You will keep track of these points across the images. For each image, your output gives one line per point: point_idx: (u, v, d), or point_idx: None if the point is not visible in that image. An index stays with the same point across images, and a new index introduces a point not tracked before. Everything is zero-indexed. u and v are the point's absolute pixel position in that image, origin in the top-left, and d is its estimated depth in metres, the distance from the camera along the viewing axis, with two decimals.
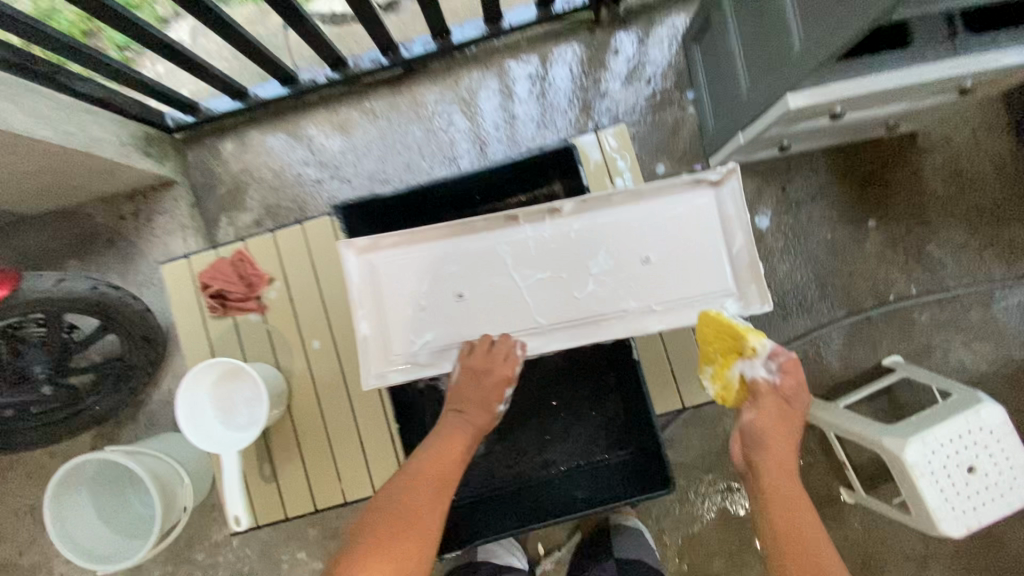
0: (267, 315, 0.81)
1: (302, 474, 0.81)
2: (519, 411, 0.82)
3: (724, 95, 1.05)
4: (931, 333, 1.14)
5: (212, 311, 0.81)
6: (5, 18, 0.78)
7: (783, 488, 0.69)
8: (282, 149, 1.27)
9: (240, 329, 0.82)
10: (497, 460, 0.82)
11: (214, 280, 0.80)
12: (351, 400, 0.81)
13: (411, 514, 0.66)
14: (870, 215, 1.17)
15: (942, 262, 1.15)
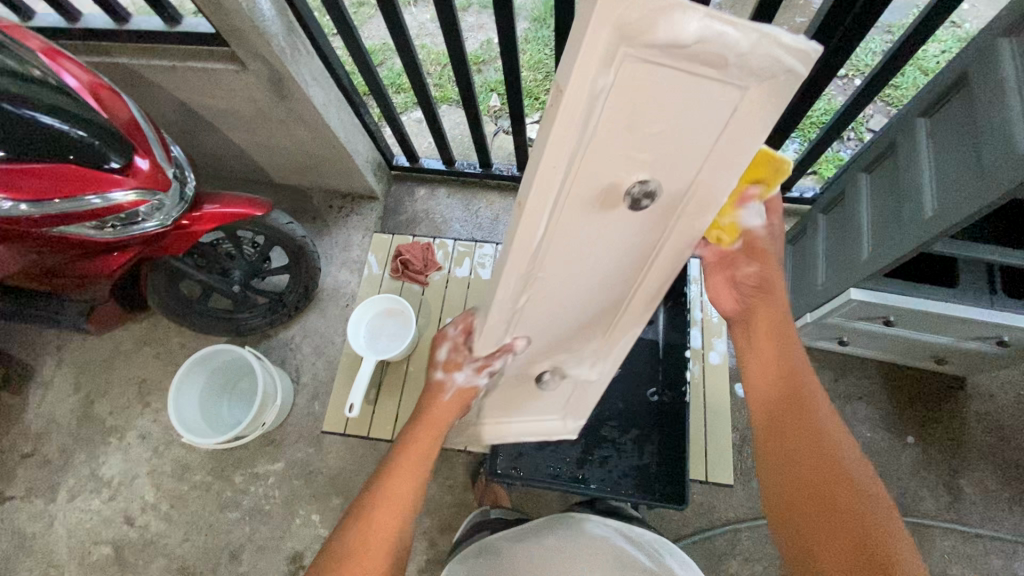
0: (426, 289, 1.15)
1: (395, 406, 1.06)
2: (576, 431, 1.02)
3: (803, 285, 1.33)
4: (950, 562, 1.20)
5: (394, 271, 1.16)
6: (361, 54, 1.28)
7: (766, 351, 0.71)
8: (457, 205, 1.67)
9: (404, 291, 1.15)
10: (544, 459, 1.00)
11: (408, 254, 1.17)
12: None
13: (369, 516, 0.65)
14: (911, 431, 1.30)
15: (972, 499, 1.24)
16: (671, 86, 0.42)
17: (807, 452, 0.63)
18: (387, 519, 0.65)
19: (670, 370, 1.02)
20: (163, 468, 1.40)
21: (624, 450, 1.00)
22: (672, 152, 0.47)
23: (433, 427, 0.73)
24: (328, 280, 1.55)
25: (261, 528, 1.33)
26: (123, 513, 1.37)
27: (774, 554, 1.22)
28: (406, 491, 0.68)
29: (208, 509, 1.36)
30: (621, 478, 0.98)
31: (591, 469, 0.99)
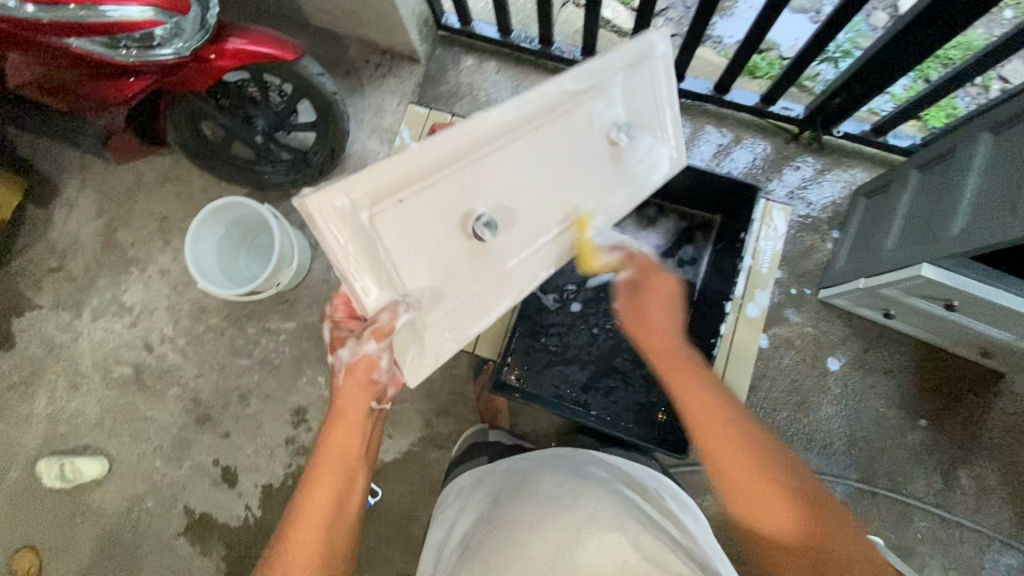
0: None
1: None
2: (591, 360, 1.01)
3: (866, 248, 1.21)
4: (921, 541, 1.22)
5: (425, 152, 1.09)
6: None
7: (717, 435, 0.68)
8: (505, 84, 1.49)
9: None
10: (550, 378, 1.01)
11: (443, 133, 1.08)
12: None
13: (316, 514, 0.70)
14: (925, 415, 1.26)
15: (963, 493, 1.23)
16: (413, 239, 0.67)
17: (803, 533, 0.63)
18: (316, 519, 0.69)
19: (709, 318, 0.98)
20: (182, 306, 1.44)
21: (632, 385, 1.00)
22: (413, 235, 0.67)
23: (340, 458, 0.73)
24: (356, 145, 1.45)
25: (269, 378, 1.40)
26: (143, 339, 1.44)
27: None
28: (329, 493, 0.71)
29: (221, 352, 1.41)
30: (623, 415, 1.00)
31: (594, 397, 1.00)
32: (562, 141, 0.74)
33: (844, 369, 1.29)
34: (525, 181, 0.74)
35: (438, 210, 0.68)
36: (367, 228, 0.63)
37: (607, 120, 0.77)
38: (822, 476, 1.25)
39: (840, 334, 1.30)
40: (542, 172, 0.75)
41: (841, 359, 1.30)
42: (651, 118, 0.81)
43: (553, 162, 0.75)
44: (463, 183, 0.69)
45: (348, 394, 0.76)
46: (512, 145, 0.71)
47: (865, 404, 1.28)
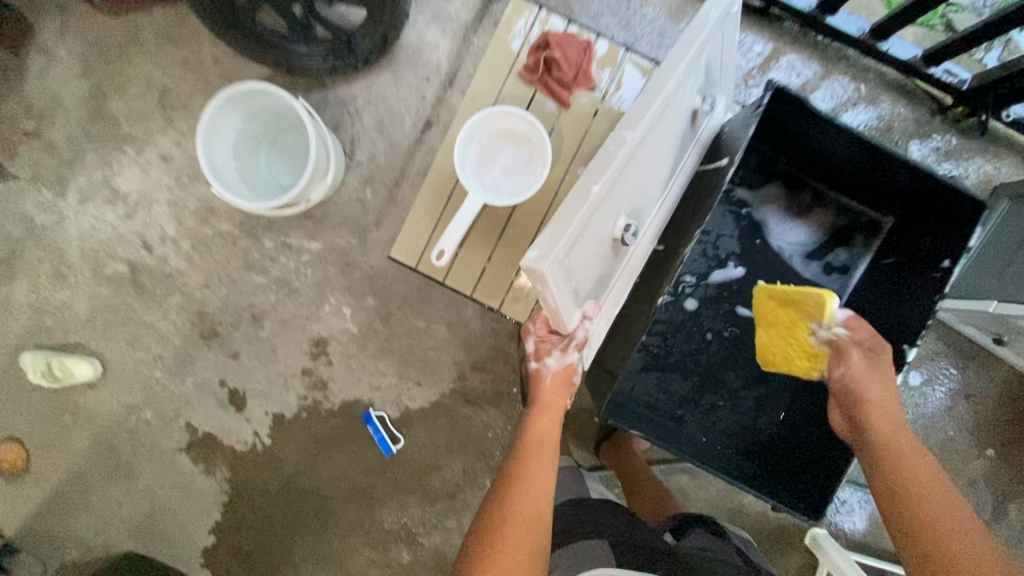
0: (564, 111, 0.91)
1: (479, 256, 0.93)
2: (698, 370, 0.93)
3: (995, 260, 1.01)
4: None
5: (529, 70, 0.90)
6: None
7: (928, 511, 0.69)
8: None
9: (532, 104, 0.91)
10: (651, 384, 0.92)
11: (557, 52, 0.88)
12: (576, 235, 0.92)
13: (530, 485, 0.72)
14: (994, 445, 1.18)
15: (1009, 528, 1.18)
16: (587, 259, 0.68)
17: None
18: (532, 491, 0.71)
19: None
20: (186, 203, 1.22)
21: (738, 405, 0.93)
22: (590, 251, 0.68)
23: (543, 459, 0.75)
24: (411, 32, 1.16)
25: (286, 301, 1.23)
26: (140, 236, 1.24)
27: None
28: (543, 466, 0.74)
29: (232, 264, 1.23)
30: (724, 433, 0.94)
31: (692, 412, 0.92)
32: (673, 120, 0.73)
33: (923, 385, 1.18)
34: (653, 185, 0.77)
35: (608, 227, 0.70)
36: (569, 254, 0.60)
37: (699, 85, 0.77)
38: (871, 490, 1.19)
39: (929, 349, 1.18)
40: (662, 162, 0.76)
41: (924, 375, 1.18)
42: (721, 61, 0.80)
43: (666, 150, 0.76)
44: (626, 196, 0.70)
45: (551, 392, 0.83)
46: (656, 145, 0.71)
47: (933, 424, 1.18)
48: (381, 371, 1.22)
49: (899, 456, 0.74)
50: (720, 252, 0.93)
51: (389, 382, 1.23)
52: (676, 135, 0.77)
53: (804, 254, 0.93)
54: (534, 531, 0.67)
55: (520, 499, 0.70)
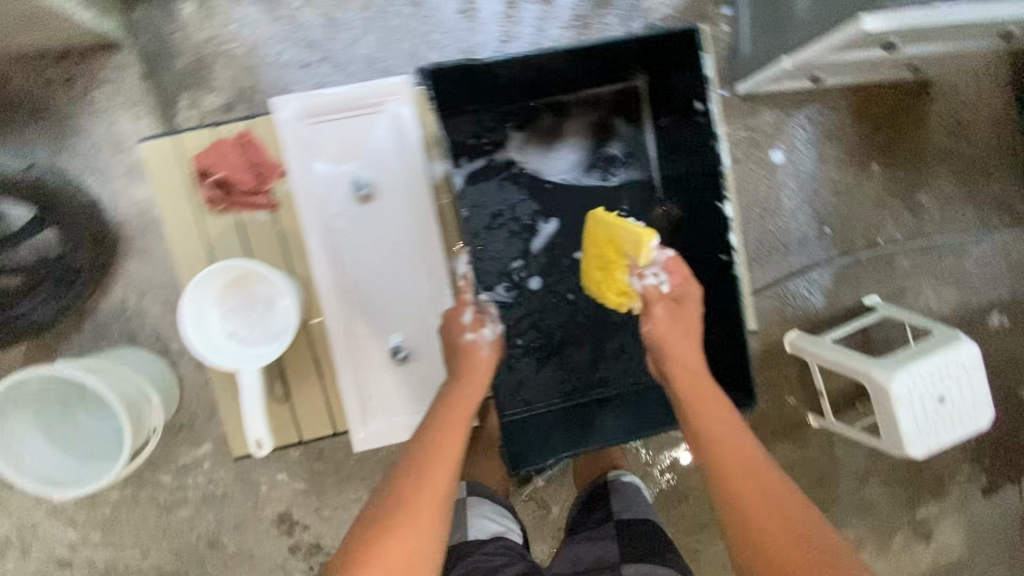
0: (276, 213, 0.85)
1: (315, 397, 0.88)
2: (575, 337, 0.95)
3: (772, 12, 0.99)
4: (909, 276, 1.22)
5: (214, 203, 0.83)
6: None
7: (719, 425, 0.73)
8: (257, 20, 1.05)
9: (244, 226, 0.85)
10: (554, 377, 0.94)
11: (218, 168, 0.82)
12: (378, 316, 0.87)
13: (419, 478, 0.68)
14: (876, 158, 1.19)
15: (929, 215, 1.22)
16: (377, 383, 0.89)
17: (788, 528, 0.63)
18: (428, 504, 0.66)
19: (692, 210, 0.92)
20: (65, 503, 1.12)
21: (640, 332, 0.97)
22: (371, 380, 0.89)
23: (454, 443, 0.71)
24: (123, 203, 1.03)
25: (226, 510, 1.15)
26: (50, 560, 1.13)
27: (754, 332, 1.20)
28: (454, 456, 0.70)
29: (151, 518, 1.14)
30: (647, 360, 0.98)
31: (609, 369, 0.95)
32: (358, 252, 0.86)
33: (788, 157, 1.17)
34: (380, 278, 0.87)
35: (365, 355, 0.87)
36: (358, 397, 0.88)
37: (341, 177, 0.84)
38: (807, 271, 1.20)
39: (772, 123, 1.16)
40: (370, 257, 0.87)
41: (782, 149, 1.17)
42: (348, 126, 0.84)
43: (367, 246, 0.86)
44: (353, 323, 0.86)
45: (472, 376, 0.79)
46: (342, 269, 0.85)
47: (817, 180, 1.19)
48: (354, 499, 1.17)
49: (705, 399, 0.76)
50: (530, 218, 0.93)
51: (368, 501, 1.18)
52: (365, 228, 0.86)
53: (583, 169, 0.95)
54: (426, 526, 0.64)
55: (414, 500, 0.66)
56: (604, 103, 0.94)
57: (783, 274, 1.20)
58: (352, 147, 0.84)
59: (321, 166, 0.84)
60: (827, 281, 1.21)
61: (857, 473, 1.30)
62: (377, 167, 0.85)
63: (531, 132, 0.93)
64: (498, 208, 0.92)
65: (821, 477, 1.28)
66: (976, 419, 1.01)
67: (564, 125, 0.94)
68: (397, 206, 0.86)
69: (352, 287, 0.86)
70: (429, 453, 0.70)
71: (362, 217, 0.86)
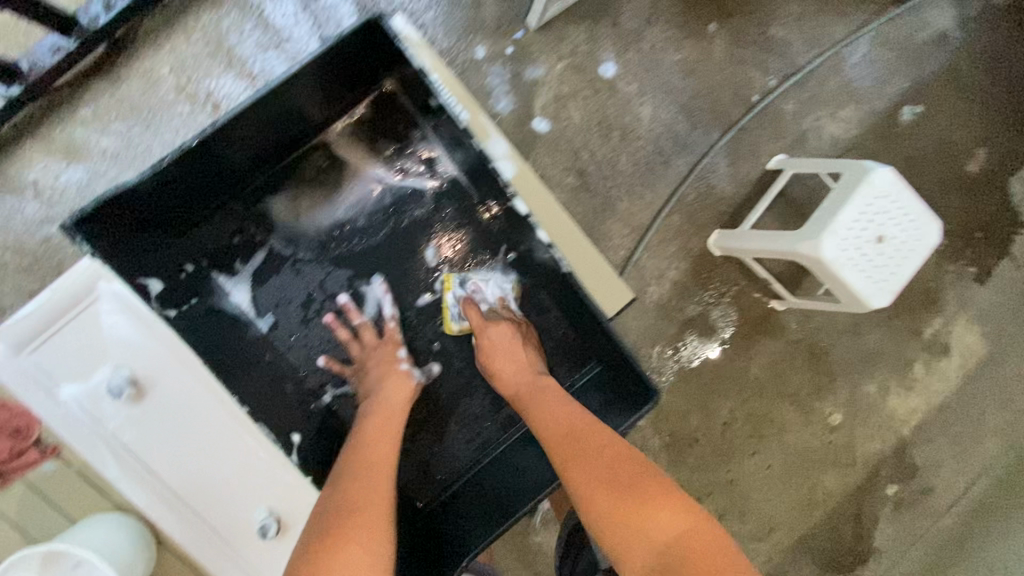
0: (62, 455, 0.72)
1: None
2: (457, 389, 0.85)
3: None
4: (802, 118, 1.10)
5: None
6: None
7: (551, 411, 0.73)
8: (4, 214, 0.93)
9: (38, 486, 0.71)
10: (458, 438, 0.85)
11: None
12: (219, 495, 0.72)
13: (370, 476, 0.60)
14: (707, 17, 1.07)
15: (790, 43, 1.10)
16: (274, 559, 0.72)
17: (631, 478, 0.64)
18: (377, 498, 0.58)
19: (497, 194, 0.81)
20: None
21: None
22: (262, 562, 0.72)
23: (386, 444, 0.66)
24: None
25: None
26: None
27: (677, 252, 1.09)
28: (390, 453, 0.65)
29: None
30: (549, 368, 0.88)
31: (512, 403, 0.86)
32: (159, 449, 0.71)
33: (621, 63, 1.04)
34: (195, 459, 0.71)
35: (237, 544, 0.71)
36: None
37: (94, 389, 0.71)
38: (700, 166, 1.08)
39: (585, 38, 1.03)
40: (172, 447, 0.71)
41: (611, 58, 1.04)
42: (69, 339, 0.71)
43: (164, 436, 0.71)
44: (205, 517, 0.71)
45: (393, 384, 0.75)
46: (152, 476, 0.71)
47: (661, 69, 1.06)
48: None
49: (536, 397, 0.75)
50: (346, 290, 0.83)
51: None
52: (148, 420, 0.71)
53: (370, 209, 0.85)
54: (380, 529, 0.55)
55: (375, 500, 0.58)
56: (367, 134, 0.85)
57: (676, 181, 1.08)
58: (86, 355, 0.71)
59: (72, 388, 0.71)
60: (724, 165, 1.08)
61: (847, 329, 1.21)
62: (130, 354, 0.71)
63: (295, 206, 0.83)
64: (304, 298, 0.82)
65: (814, 352, 1.20)
66: (925, 240, 0.91)
67: (331, 173, 0.84)
68: (167, 378, 0.72)
69: (173, 488, 0.71)
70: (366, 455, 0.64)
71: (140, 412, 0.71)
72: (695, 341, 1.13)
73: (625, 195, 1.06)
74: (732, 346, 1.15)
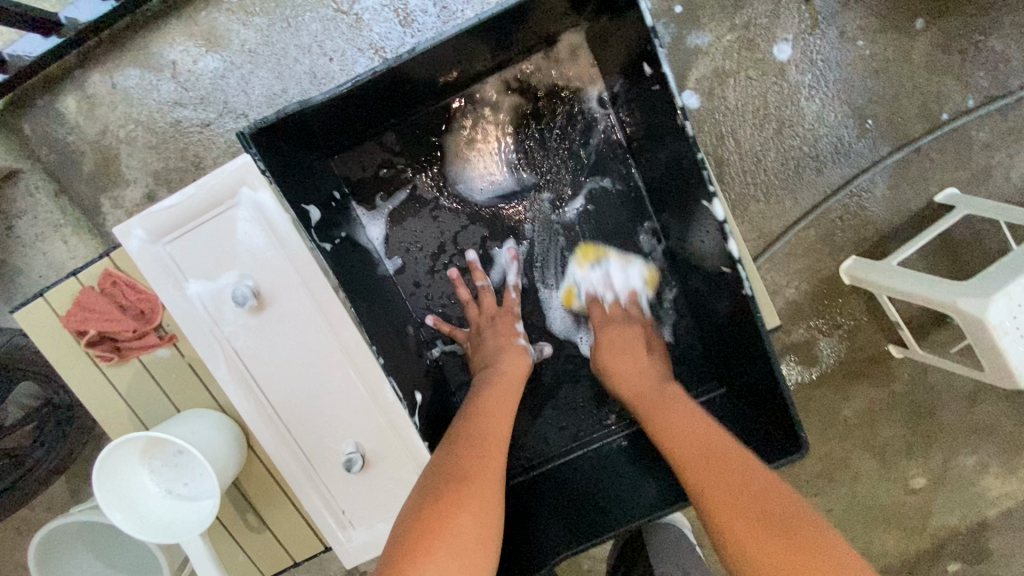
0: (181, 345, 0.67)
1: (271, 539, 0.67)
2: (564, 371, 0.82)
3: None
4: (992, 151, 0.95)
5: (105, 359, 0.66)
6: None
7: (651, 393, 0.68)
8: (142, 91, 0.94)
9: (151, 370, 0.67)
10: (551, 422, 0.82)
11: (89, 322, 0.64)
12: (321, 431, 0.61)
13: (481, 444, 0.60)
14: (915, 10, 0.91)
15: (1006, 60, 0.93)
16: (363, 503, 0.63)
17: (718, 452, 0.58)
18: (486, 474, 0.57)
19: (662, 187, 0.75)
20: None
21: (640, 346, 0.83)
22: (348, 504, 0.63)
23: (501, 416, 0.64)
24: None
25: None
26: None
27: (801, 270, 1.00)
28: (504, 430, 0.63)
29: None
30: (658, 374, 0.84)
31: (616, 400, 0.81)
32: (279, 381, 0.60)
33: (798, 47, 0.92)
34: (309, 389, 0.60)
35: (327, 481, 0.62)
36: (333, 524, 0.63)
37: (215, 284, 0.58)
38: (856, 182, 0.96)
39: (765, 11, 0.90)
40: (287, 370, 0.60)
41: (788, 39, 0.91)
42: (196, 215, 0.57)
43: (281, 356, 0.59)
44: (301, 448, 0.61)
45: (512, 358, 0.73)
46: (259, 390, 0.60)
47: (843, 64, 0.92)
48: None
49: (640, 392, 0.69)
50: (477, 247, 0.80)
51: None
52: (265, 332, 0.59)
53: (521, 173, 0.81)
54: (486, 511, 0.53)
55: (483, 478, 0.56)
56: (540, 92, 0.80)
57: (823, 194, 0.97)
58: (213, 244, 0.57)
59: (197, 286, 0.58)
60: (883, 187, 0.96)
61: (964, 395, 1.09)
62: (268, 266, 0.57)
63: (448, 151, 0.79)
64: (437, 246, 0.80)
65: (919, 411, 1.09)
66: None
67: (487, 124, 0.80)
68: (299, 296, 0.58)
69: (279, 410, 0.60)
70: (482, 425, 0.62)
71: (258, 322, 0.58)
72: (790, 368, 1.05)
73: (761, 197, 0.96)
74: (830, 384, 1.07)
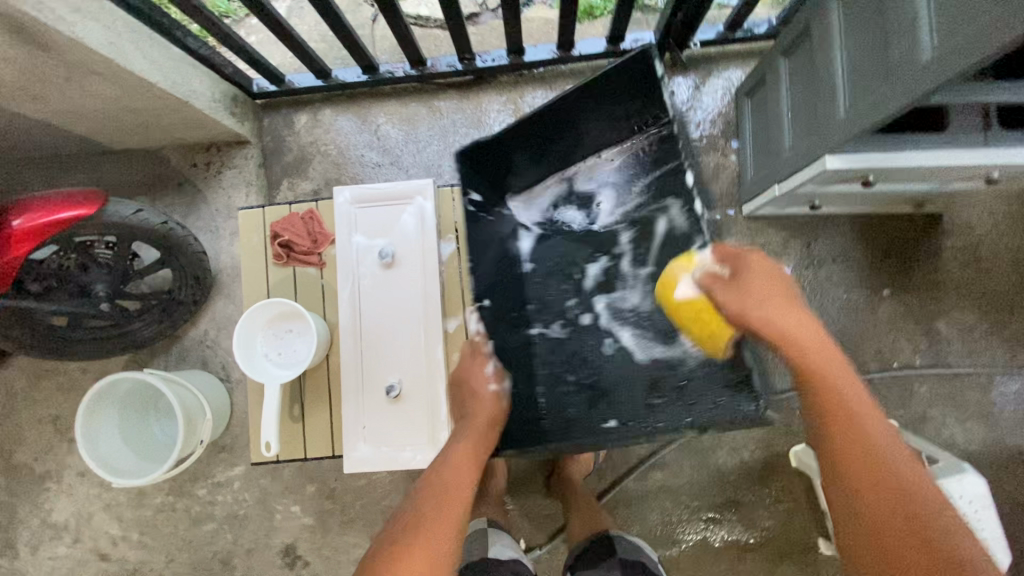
0: (324, 270, 0.90)
1: (300, 429, 0.88)
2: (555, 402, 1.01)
3: (767, 149, 1.15)
4: (928, 405, 1.20)
5: (276, 258, 0.90)
6: None
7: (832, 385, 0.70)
8: (349, 130, 1.37)
9: (298, 278, 0.90)
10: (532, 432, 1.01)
11: (285, 232, 0.89)
12: (382, 360, 0.86)
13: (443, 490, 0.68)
14: (886, 282, 1.24)
15: (950, 343, 1.22)
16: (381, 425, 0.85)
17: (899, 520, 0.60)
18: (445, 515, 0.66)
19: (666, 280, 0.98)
20: (118, 500, 1.31)
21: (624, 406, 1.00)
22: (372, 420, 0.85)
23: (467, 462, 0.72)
24: (222, 257, 1.32)
25: (242, 532, 1.29)
26: (95, 551, 1.31)
27: (759, 438, 1.21)
28: (466, 469, 0.71)
29: (182, 527, 1.30)
30: None
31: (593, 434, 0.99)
32: (376, 316, 0.87)
33: (796, 274, 1.25)
34: (391, 329, 0.86)
35: (367, 397, 0.85)
36: (351, 428, 0.85)
37: (370, 243, 0.88)
38: None
39: (779, 241, 1.26)
40: (385, 313, 0.87)
41: (790, 265, 1.25)
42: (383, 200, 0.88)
43: (386, 301, 0.87)
44: (363, 366, 0.86)
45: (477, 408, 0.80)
46: (360, 317, 0.86)
47: (827, 298, 1.24)
48: (351, 542, 1.26)
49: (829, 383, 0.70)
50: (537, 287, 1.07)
51: (366, 547, 1.26)
52: (383, 283, 0.87)
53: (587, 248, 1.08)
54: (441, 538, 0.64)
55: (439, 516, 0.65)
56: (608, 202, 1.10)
57: None
58: (384, 219, 0.88)
59: (360, 239, 0.88)
60: None
61: None
62: (408, 246, 0.88)
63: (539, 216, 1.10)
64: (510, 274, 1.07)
65: None
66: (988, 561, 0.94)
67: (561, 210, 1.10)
68: (416, 272, 0.87)
69: (364, 335, 0.86)
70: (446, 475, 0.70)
71: (383, 275, 0.87)
72: (730, 520, 1.20)
73: None
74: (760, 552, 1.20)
